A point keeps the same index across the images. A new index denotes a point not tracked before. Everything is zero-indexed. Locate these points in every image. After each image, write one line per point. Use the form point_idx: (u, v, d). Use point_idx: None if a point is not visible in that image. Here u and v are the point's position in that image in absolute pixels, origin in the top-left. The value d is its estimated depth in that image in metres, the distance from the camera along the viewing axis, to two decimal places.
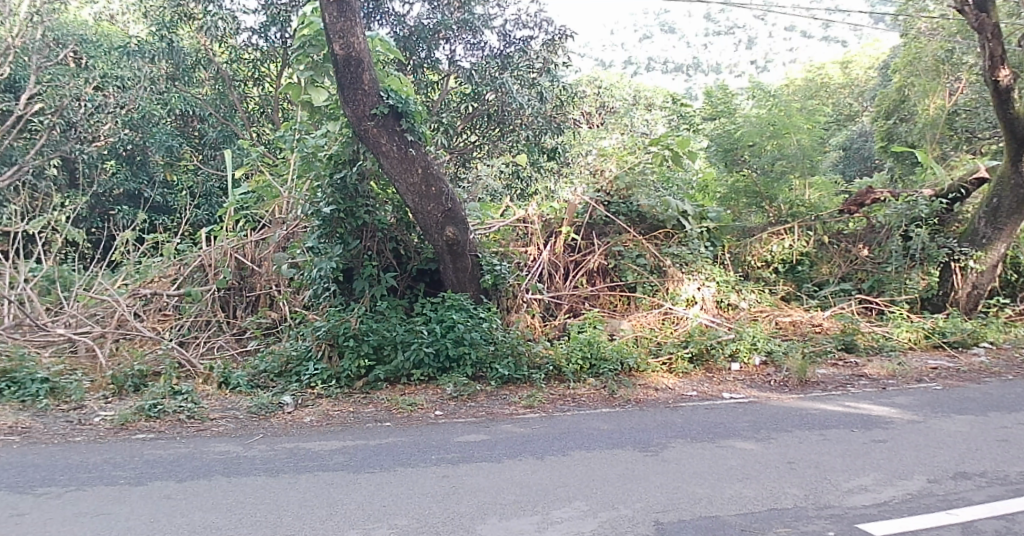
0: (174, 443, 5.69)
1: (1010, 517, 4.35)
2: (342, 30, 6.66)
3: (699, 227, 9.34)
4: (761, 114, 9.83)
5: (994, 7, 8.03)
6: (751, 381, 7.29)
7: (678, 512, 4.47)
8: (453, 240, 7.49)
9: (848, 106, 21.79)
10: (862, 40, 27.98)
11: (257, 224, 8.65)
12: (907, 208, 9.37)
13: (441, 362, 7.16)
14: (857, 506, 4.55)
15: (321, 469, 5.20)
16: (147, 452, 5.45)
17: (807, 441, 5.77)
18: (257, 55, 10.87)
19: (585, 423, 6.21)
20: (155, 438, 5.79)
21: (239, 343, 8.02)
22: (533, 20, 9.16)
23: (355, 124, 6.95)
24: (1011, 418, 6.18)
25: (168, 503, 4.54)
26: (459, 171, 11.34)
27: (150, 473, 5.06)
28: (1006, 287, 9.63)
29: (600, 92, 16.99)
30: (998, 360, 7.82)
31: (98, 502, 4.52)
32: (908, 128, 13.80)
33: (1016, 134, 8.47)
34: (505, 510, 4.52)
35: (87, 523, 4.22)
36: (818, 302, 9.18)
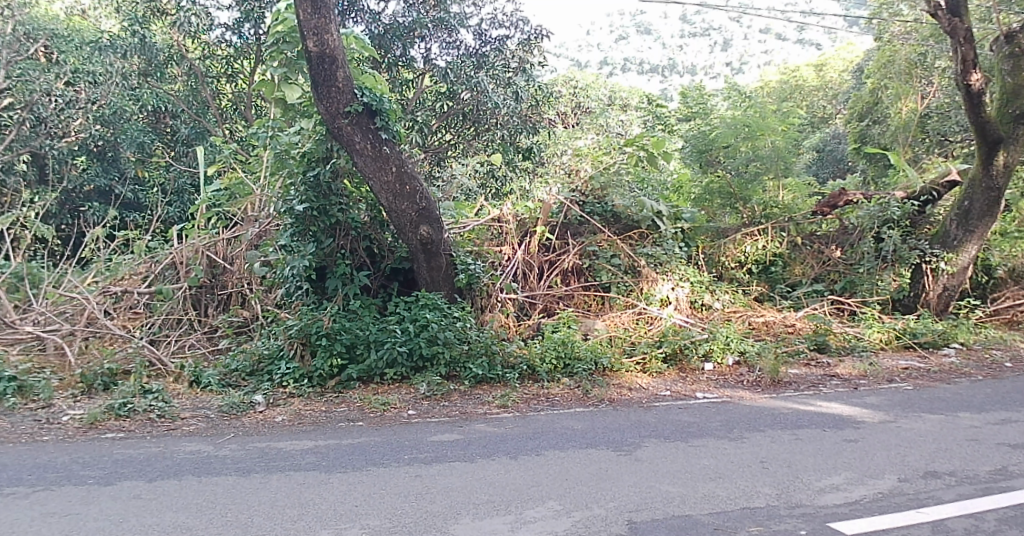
0: (144, 442, 5.61)
1: (979, 516, 4.39)
2: (316, 27, 6.63)
3: (674, 227, 9.37)
4: (736, 114, 9.82)
5: (967, 12, 7.99)
6: (724, 381, 7.30)
7: (651, 512, 4.46)
8: (427, 239, 7.44)
9: (822, 109, 22.04)
10: (837, 43, 28.31)
11: (229, 222, 8.52)
12: (880, 210, 9.46)
13: (415, 361, 7.12)
14: (829, 505, 4.57)
15: (292, 469, 5.15)
16: (116, 451, 5.37)
17: (779, 441, 5.79)
18: (230, 51, 10.74)
19: (559, 423, 6.20)
20: (125, 438, 5.71)
21: (211, 342, 7.91)
22: (508, 19, 9.13)
23: (329, 121, 6.92)
24: (980, 418, 6.25)
25: (138, 503, 4.48)
26: (433, 170, 11.14)
27: (120, 473, 4.99)
28: (976, 288, 9.69)
29: (576, 92, 17.01)
30: (969, 360, 7.91)
31: (66, 502, 4.45)
32: (881, 131, 14.23)
33: (987, 136, 8.44)
34: (477, 510, 4.49)
35: (54, 523, 4.16)
36: (791, 303, 9.22)
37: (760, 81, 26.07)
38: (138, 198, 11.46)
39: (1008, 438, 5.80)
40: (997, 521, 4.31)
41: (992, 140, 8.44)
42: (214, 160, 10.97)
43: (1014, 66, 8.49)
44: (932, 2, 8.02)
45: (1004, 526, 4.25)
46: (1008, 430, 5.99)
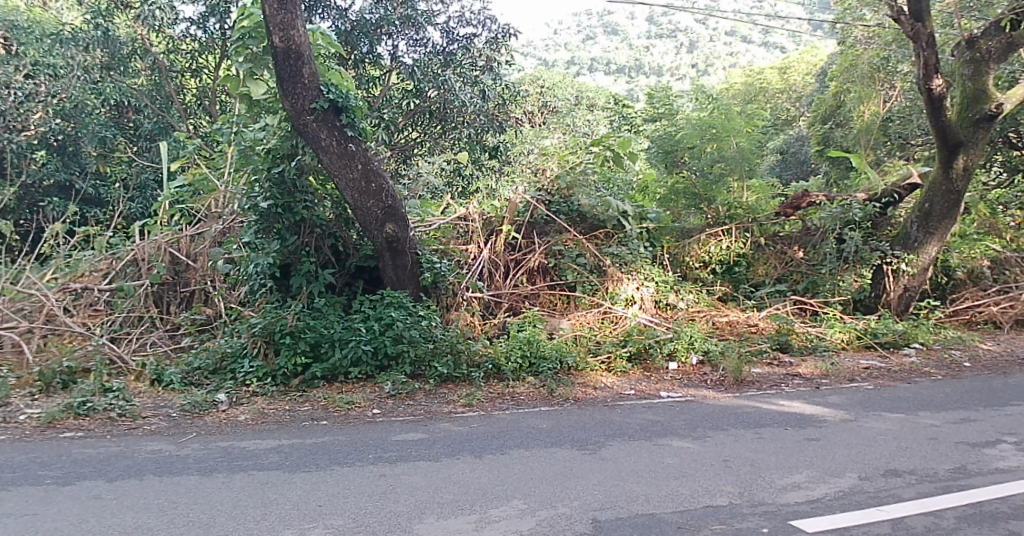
0: (104, 442, 5.52)
1: (938, 514, 4.46)
2: (281, 22, 6.54)
3: (640, 227, 9.44)
4: (701, 116, 9.88)
5: (931, 17, 7.92)
6: (688, 380, 7.34)
7: (616, 510, 4.47)
8: (393, 237, 7.43)
9: (785, 111, 22.70)
10: (801, 47, 28.90)
11: (193, 218, 8.42)
12: (841, 211, 9.56)
13: (379, 360, 7.08)
14: (791, 503, 4.61)
15: (255, 468, 5.10)
16: (75, 451, 5.27)
17: (742, 440, 5.85)
18: (195, 45, 10.79)
19: (524, 422, 6.20)
20: (84, 437, 5.61)
21: (173, 340, 7.79)
22: (476, 18, 9.08)
23: (294, 118, 6.87)
24: (939, 417, 6.36)
25: (97, 503, 4.41)
26: (400, 168, 11.02)
27: (79, 472, 4.91)
28: (936, 289, 9.87)
29: (543, 91, 17.13)
30: (928, 360, 8.04)
31: (23, 502, 4.38)
32: (845, 134, 14.42)
33: (948, 141, 8.54)
34: (442, 509, 4.47)
35: (11, 524, 4.08)
36: (754, 303, 9.31)
37: (725, 82, 26.48)
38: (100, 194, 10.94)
39: (966, 436, 5.91)
40: (956, 519, 4.38)
41: (952, 144, 8.54)
42: (179, 156, 10.81)
43: (976, 71, 8.55)
44: (895, 7, 7.92)
45: (962, 523, 4.32)
46: (967, 429, 6.10)
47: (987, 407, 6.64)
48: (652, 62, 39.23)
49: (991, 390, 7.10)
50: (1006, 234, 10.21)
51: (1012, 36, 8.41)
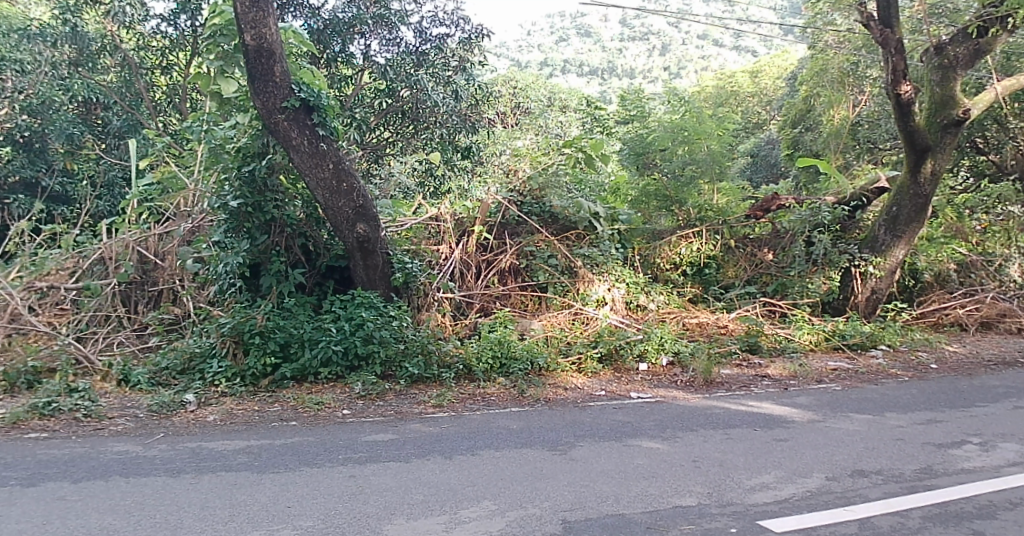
0: (69, 443, 5.44)
1: (904, 513, 4.51)
2: (254, 21, 6.52)
3: (611, 228, 9.47)
4: (673, 118, 9.97)
5: (899, 23, 8.00)
6: (658, 381, 7.38)
7: (586, 510, 4.49)
8: (364, 237, 7.38)
9: (757, 114, 23.29)
10: (773, 51, 29.42)
11: (161, 217, 8.39)
12: (811, 214, 9.62)
13: (350, 361, 7.05)
14: (759, 503, 4.65)
15: (223, 469, 5.05)
16: (40, 452, 5.19)
17: (711, 440, 5.88)
18: (165, 43, 10.60)
19: (495, 423, 6.19)
20: (49, 438, 5.53)
21: (140, 339, 7.70)
22: (449, 18, 9.02)
23: (265, 116, 6.84)
24: (906, 418, 6.44)
25: (61, 505, 4.35)
26: (371, 168, 11.02)
27: (43, 473, 4.84)
28: (904, 291, 10.01)
29: (515, 93, 17.22)
30: (895, 361, 8.15)
31: None
32: (812, 137, 15.04)
33: (915, 145, 8.64)
34: (412, 510, 4.46)
35: None
36: (724, 304, 9.42)
37: (698, 85, 26.82)
38: (67, 192, 10.75)
39: (932, 437, 5.98)
40: (921, 518, 4.43)
41: (920, 148, 8.64)
42: (148, 153, 10.74)
43: (943, 77, 8.66)
44: (864, 13, 8.00)
45: (927, 523, 4.37)
46: (932, 430, 6.18)
47: (952, 407, 6.74)
48: (629, 64, 39.63)
49: (958, 391, 7.21)
50: (972, 237, 10.39)
51: (979, 43, 8.54)
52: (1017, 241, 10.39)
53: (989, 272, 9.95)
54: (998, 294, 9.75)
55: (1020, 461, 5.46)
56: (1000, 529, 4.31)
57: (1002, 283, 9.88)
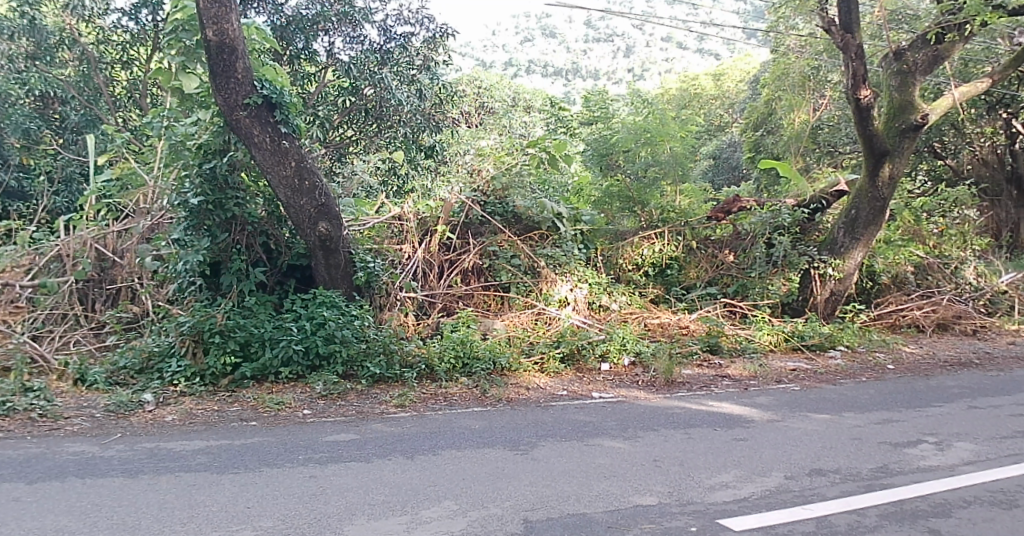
0: (25, 443, 5.34)
1: (860, 512, 4.57)
2: (216, 16, 6.48)
3: (574, 229, 9.53)
4: (636, 120, 10.12)
5: (859, 29, 8.12)
6: (620, 381, 7.43)
7: (548, 510, 4.50)
8: (326, 236, 7.33)
9: (719, 117, 23.89)
10: (736, 54, 30.11)
11: (120, 214, 8.24)
12: (771, 216, 9.78)
13: (311, 360, 7.01)
14: (718, 502, 4.69)
15: (182, 469, 5.00)
16: None
17: (672, 440, 5.93)
18: (126, 36, 10.42)
19: (457, 423, 6.19)
20: (3, 438, 5.42)
21: (97, 339, 7.57)
22: (413, 17, 9.02)
23: (226, 113, 6.78)
24: (863, 418, 6.55)
25: (16, 507, 4.28)
26: (334, 166, 10.94)
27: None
28: (861, 293, 10.11)
29: (480, 92, 17.33)
30: (853, 362, 8.28)
31: None
32: (774, 140, 15.35)
33: (874, 149, 8.75)
34: (373, 510, 4.44)
35: None
36: (686, 304, 9.49)
37: (661, 87, 27.26)
38: (23, 187, 10.59)
39: (889, 436, 6.08)
40: (877, 516, 4.49)
41: (878, 153, 8.76)
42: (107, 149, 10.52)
43: (902, 82, 8.85)
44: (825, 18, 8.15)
45: (883, 521, 4.43)
46: (889, 430, 6.28)
47: (908, 407, 6.86)
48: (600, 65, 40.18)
49: (914, 391, 7.34)
50: (929, 240, 10.59)
51: (937, 49, 8.74)
52: (971, 244, 10.78)
53: (946, 274, 10.15)
54: (954, 296, 9.96)
55: (974, 459, 5.57)
56: (954, 526, 4.38)
57: (957, 285, 10.10)
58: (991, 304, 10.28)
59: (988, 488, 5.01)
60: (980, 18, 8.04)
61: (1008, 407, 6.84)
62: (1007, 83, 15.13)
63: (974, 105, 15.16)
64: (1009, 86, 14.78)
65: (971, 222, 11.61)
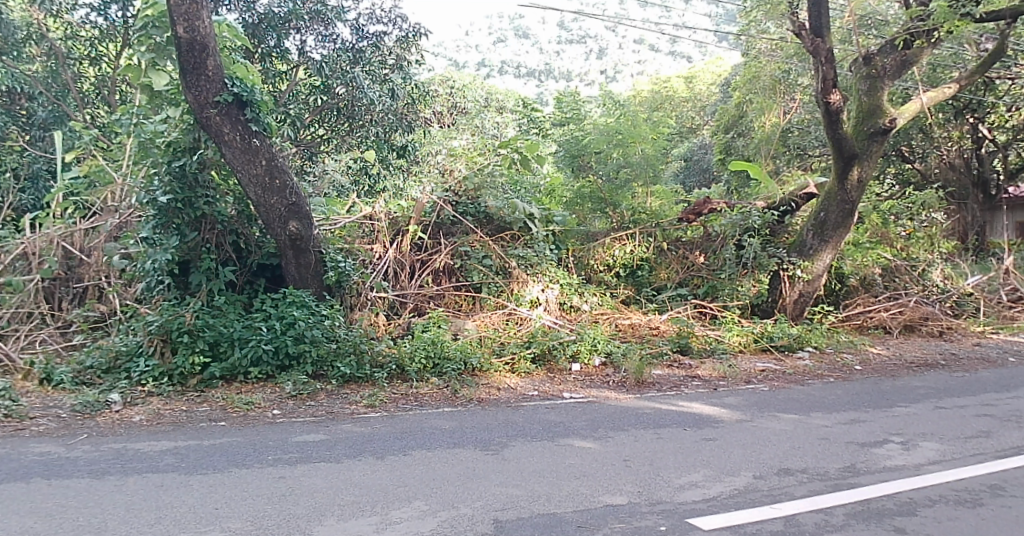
0: None
1: (828, 511, 4.60)
2: (187, 12, 6.42)
3: (546, 230, 9.62)
4: (609, 122, 10.40)
5: (830, 33, 8.20)
6: (590, 381, 7.47)
7: (518, 510, 4.49)
8: (296, 235, 7.31)
9: (691, 119, 24.22)
10: (708, 57, 30.56)
11: (88, 211, 8.15)
12: (741, 219, 9.81)
13: (280, 360, 6.96)
14: (687, 501, 4.72)
15: (150, 470, 4.96)
16: None
17: (641, 440, 5.96)
18: (95, 32, 10.40)
19: (427, 423, 6.19)
20: None
21: (64, 338, 7.48)
22: (386, 16, 8.99)
23: (196, 111, 6.73)
24: (831, 418, 6.63)
25: None
26: (305, 165, 10.93)
27: None
28: (829, 295, 10.20)
29: (452, 92, 17.43)
30: (821, 363, 8.38)
31: None
32: (744, 143, 15.50)
33: (843, 152, 8.85)
34: (342, 510, 4.41)
35: None
36: (656, 306, 9.55)
37: (634, 89, 27.57)
38: None
39: (857, 436, 6.15)
40: (845, 515, 4.52)
41: (848, 156, 8.86)
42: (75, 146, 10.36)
43: (871, 87, 8.95)
44: (797, 22, 8.18)
45: (851, 520, 4.46)
46: (856, 430, 6.35)
47: (875, 407, 6.96)
48: None
49: (881, 391, 7.45)
50: (896, 243, 10.73)
51: (905, 55, 8.88)
52: (937, 247, 10.98)
53: (913, 277, 10.34)
54: (920, 299, 10.15)
55: (939, 459, 5.63)
56: (920, 524, 4.41)
57: (924, 287, 10.32)
58: (957, 306, 10.52)
59: (953, 486, 5.06)
60: (948, 26, 8.26)
61: (973, 407, 6.96)
62: (973, 88, 15.48)
63: (942, 109, 15.47)
64: (975, 91, 15.11)
65: (937, 224, 11.82)
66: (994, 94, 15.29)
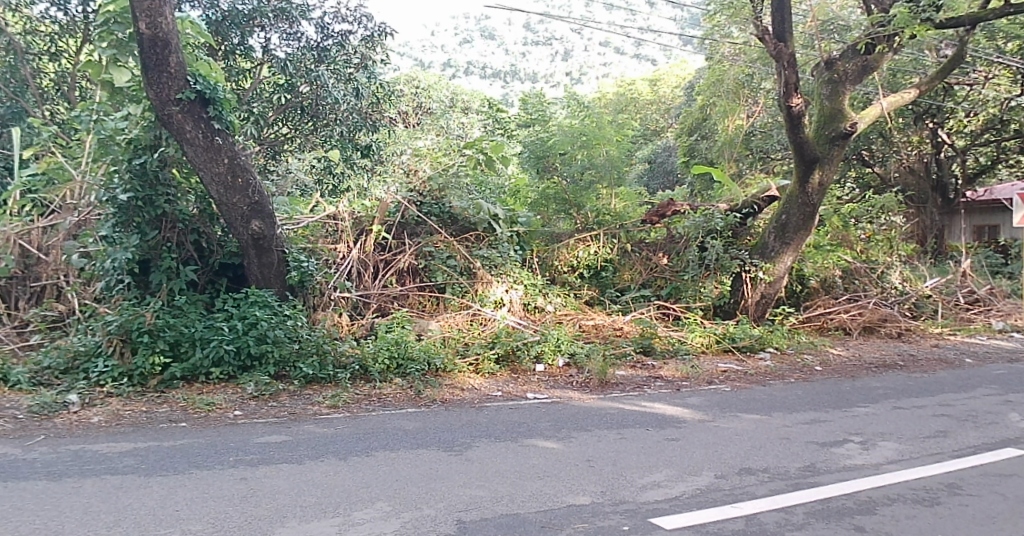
0: None
1: (788, 509, 4.66)
2: (149, 8, 6.35)
3: (510, 230, 9.69)
4: (572, 124, 10.44)
5: (792, 38, 8.33)
6: (554, 382, 7.52)
7: (481, 510, 4.50)
8: (258, 234, 7.27)
9: (654, 121, 24.65)
10: (672, 60, 31.04)
11: (46, 209, 8.03)
12: (704, 221, 9.92)
13: (242, 360, 6.92)
14: (650, 501, 4.76)
15: (108, 472, 4.90)
16: None
17: (605, 440, 6.00)
18: (54, 27, 10.42)
19: (390, 424, 6.17)
20: None
21: (21, 338, 7.42)
22: (352, 14, 8.95)
23: (157, 108, 6.66)
24: (791, 418, 6.73)
25: None
26: (269, 163, 10.98)
27: None
28: (791, 296, 10.32)
29: (417, 92, 17.50)
30: (782, 363, 8.51)
31: None
32: (707, 145, 15.85)
33: (805, 155, 8.98)
34: (304, 512, 4.38)
35: None
36: (619, 307, 9.57)
37: (600, 91, 27.84)
38: None
39: (817, 436, 6.24)
40: (804, 514, 4.57)
41: (810, 160, 8.99)
42: (32, 143, 10.11)
43: (832, 91, 9.09)
44: (760, 26, 8.32)
45: (811, 518, 4.51)
46: (816, 429, 6.45)
47: (834, 407, 7.08)
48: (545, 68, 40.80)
49: (841, 391, 7.58)
50: (856, 246, 10.85)
51: (866, 59, 9.03)
52: (897, 250, 11.18)
53: (872, 279, 10.53)
54: (880, 300, 10.36)
55: (897, 458, 5.73)
56: (878, 523, 4.48)
57: (883, 289, 10.52)
58: (916, 308, 10.73)
59: (911, 485, 5.15)
60: (908, 31, 8.38)
61: (930, 407, 7.09)
62: (932, 93, 15.90)
63: (901, 114, 15.85)
64: (935, 97, 15.52)
65: (897, 227, 12.05)
66: (952, 100, 15.70)
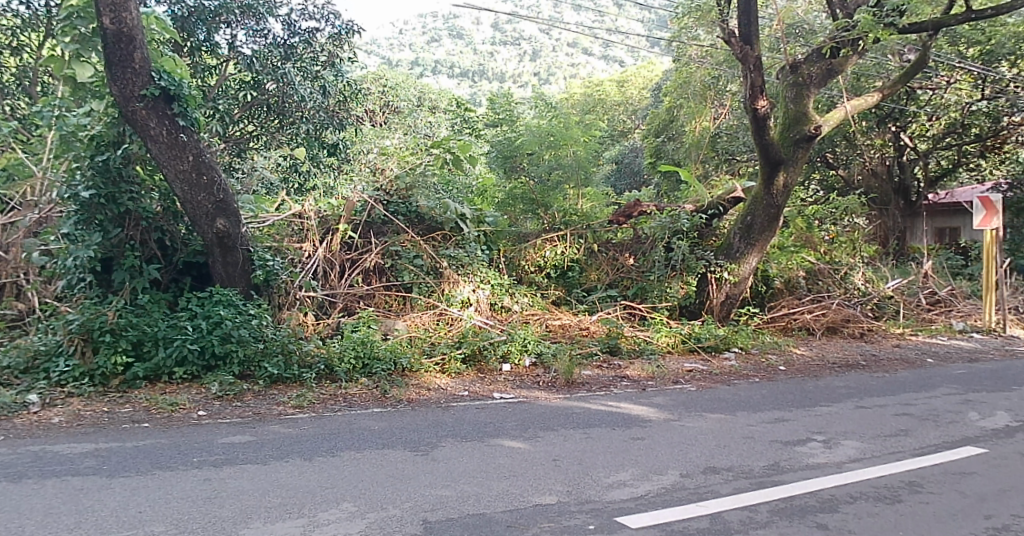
0: None
1: (753, 508, 4.71)
2: (114, 4, 6.34)
3: (477, 230, 9.71)
4: (540, 124, 10.55)
5: (758, 42, 8.43)
6: (521, 381, 7.55)
7: (447, 511, 4.50)
8: (223, 233, 7.21)
9: (622, 122, 24.83)
10: (641, 61, 31.32)
11: (5, 206, 7.86)
12: (670, 221, 10.03)
13: (206, 360, 6.89)
14: (616, 500, 4.78)
15: (69, 473, 4.84)
16: None
17: (571, 440, 6.03)
18: (16, 21, 10.18)
19: (356, 424, 6.15)
20: None
21: None
22: (319, 12, 8.90)
23: (121, 104, 6.59)
24: (754, 417, 6.81)
25: None
26: (233, 161, 11.03)
27: None
28: (756, 296, 10.44)
29: (384, 90, 17.49)
30: (747, 363, 8.61)
31: None
32: (674, 147, 16.01)
33: (770, 157, 9.08)
34: (269, 513, 4.36)
35: None
36: (586, 307, 9.65)
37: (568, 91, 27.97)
38: None
39: (780, 436, 6.32)
40: (768, 512, 4.63)
41: (775, 161, 9.11)
42: None
43: (796, 94, 9.26)
44: (727, 29, 8.42)
45: (775, 516, 4.57)
46: (780, 428, 6.53)
47: (799, 407, 7.17)
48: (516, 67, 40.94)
49: (804, 391, 7.68)
50: (819, 247, 10.98)
51: (831, 63, 9.23)
52: (858, 251, 11.38)
53: (835, 280, 10.73)
54: (843, 301, 10.53)
55: (859, 457, 5.83)
56: (840, 521, 4.54)
57: (846, 289, 10.72)
58: (878, 308, 10.93)
59: (873, 483, 5.23)
60: (872, 35, 8.48)
61: (892, 407, 7.21)
62: (896, 97, 16.19)
63: (866, 118, 16.15)
64: (898, 100, 15.85)
65: (860, 229, 12.24)
66: (915, 104, 16.05)
